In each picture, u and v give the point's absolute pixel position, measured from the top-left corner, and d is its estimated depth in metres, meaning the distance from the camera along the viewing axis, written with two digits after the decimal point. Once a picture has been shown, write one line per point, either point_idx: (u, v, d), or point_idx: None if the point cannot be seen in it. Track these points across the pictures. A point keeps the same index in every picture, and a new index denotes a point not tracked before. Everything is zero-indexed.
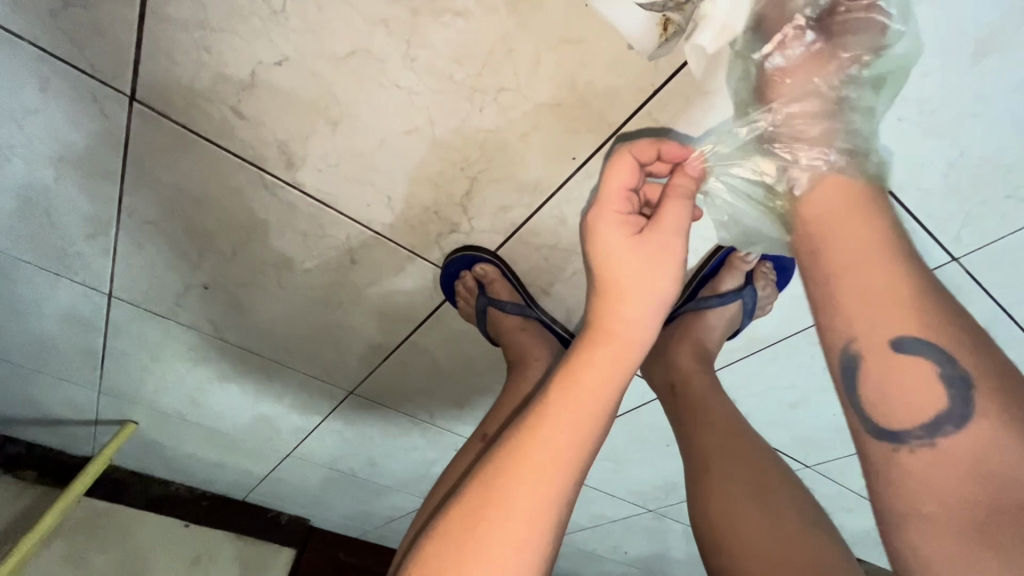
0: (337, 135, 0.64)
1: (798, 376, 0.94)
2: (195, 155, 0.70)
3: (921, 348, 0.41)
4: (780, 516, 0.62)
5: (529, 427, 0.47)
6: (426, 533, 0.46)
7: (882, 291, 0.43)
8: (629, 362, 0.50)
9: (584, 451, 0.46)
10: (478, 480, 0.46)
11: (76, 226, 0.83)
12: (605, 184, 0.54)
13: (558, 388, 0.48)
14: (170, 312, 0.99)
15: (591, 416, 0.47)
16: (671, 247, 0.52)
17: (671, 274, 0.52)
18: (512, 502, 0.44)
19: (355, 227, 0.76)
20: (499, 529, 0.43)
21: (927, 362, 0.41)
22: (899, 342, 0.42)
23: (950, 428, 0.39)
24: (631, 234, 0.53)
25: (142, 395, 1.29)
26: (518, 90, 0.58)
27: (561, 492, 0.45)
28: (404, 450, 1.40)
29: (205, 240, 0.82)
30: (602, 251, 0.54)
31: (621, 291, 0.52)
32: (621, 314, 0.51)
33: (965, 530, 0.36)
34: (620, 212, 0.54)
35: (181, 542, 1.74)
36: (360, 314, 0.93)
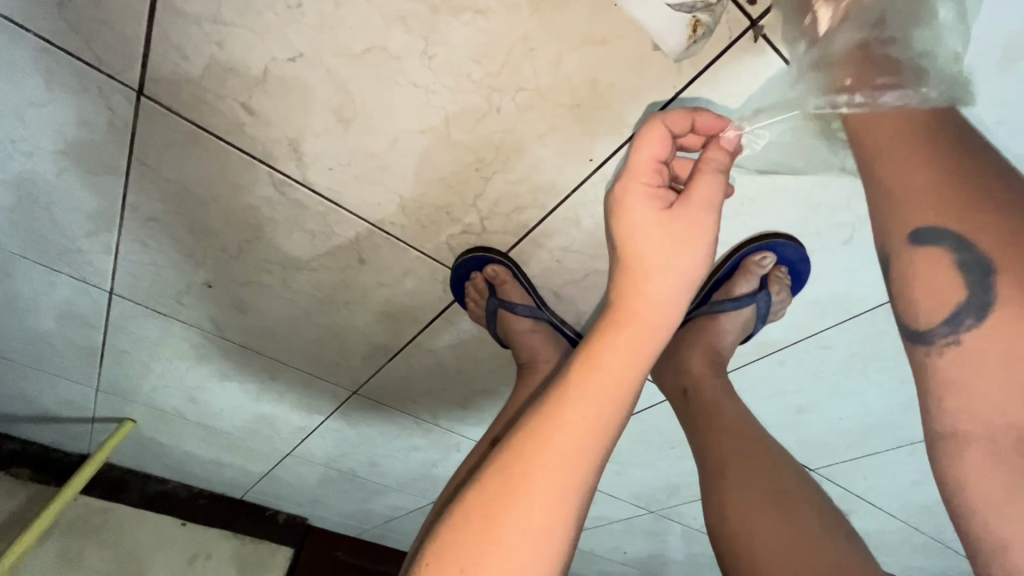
0: (349, 133, 0.63)
1: (807, 380, 0.94)
2: (203, 151, 0.68)
3: (938, 237, 0.40)
4: (798, 520, 0.61)
5: (549, 411, 0.46)
6: (442, 518, 0.46)
7: (902, 192, 0.42)
8: (652, 345, 0.49)
9: (606, 435, 0.45)
10: (496, 465, 0.45)
11: (78, 223, 0.81)
12: (634, 155, 0.51)
13: (578, 372, 0.47)
14: (172, 310, 0.98)
15: (613, 399, 0.46)
16: (700, 225, 0.50)
17: (699, 254, 0.50)
18: (530, 489, 0.43)
19: (365, 227, 0.75)
20: (517, 516, 0.42)
21: (943, 251, 0.39)
22: (917, 233, 0.41)
23: (971, 320, 0.38)
24: (660, 210, 0.51)
25: (141, 393, 1.27)
26: (537, 90, 0.57)
27: (581, 477, 0.44)
28: (406, 450, 1.39)
29: (210, 238, 0.81)
30: (629, 228, 0.52)
31: (644, 272, 0.50)
32: (644, 296, 0.50)
33: (1006, 429, 0.34)
34: (649, 186, 0.52)
35: (179, 541, 1.72)
36: (367, 314, 0.92)
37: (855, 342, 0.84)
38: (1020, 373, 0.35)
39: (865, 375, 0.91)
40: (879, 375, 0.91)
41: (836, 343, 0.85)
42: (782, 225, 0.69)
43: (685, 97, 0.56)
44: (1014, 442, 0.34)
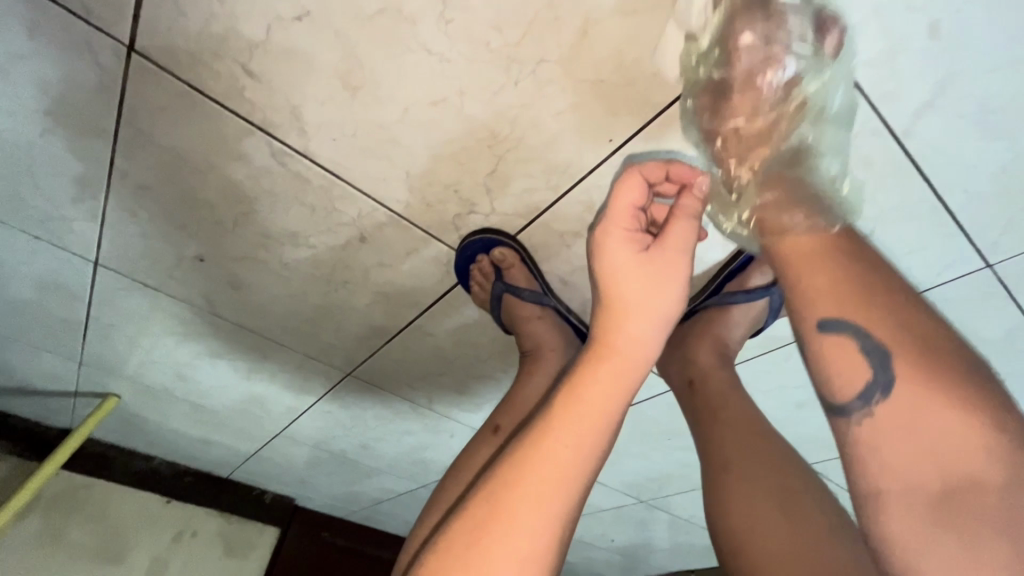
0: (356, 102, 0.60)
1: (810, 376, 0.93)
2: (198, 116, 0.64)
3: (841, 325, 0.41)
4: (802, 520, 0.59)
5: (533, 438, 0.44)
6: (421, 556, 0.43)
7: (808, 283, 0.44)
8: (635, 375, 0.47)
9: (588, 466, 0.44)
10: (480, 492, 0.43)
11: (62, 188, 0.76)
12: (613, 201, 0.52)
13: (562, 399, 0.45)
14: (161, 285, 0.94)
15: (597, 429, 0.44)
16: (677, 266, 0.50)
17: (676, 292, 0.49)
18: (509, 529, 0.41)
19: (368, 204, 0.72)
20: (496, 558, 0.40)
21: (847, 337, 0.41)
22: (823, 324, 0.42)
23: (879, 395, 0.39)
24: (636, 251, 0.51)
25: (125, 368, 1.23)
26: (559, 63, 0.53)
27: (565, 506, 0.42)
28: (397, 434, 1.37)
29: (203, 210, 0.77)
30: (607, 268, 0.51)
31: (625, 305, 0.49)
32: (625, 327, 0.48)
33: (917, 496, 0.36)
34: (626, 229, 0.52)
35: (163, 518, 1.70)
36: (365, 294, 0.89)
37: None
38: (923, 445, 0.37)
39: None
40: None
41: None
42: None
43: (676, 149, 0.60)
44: (930, 507, 0.35)
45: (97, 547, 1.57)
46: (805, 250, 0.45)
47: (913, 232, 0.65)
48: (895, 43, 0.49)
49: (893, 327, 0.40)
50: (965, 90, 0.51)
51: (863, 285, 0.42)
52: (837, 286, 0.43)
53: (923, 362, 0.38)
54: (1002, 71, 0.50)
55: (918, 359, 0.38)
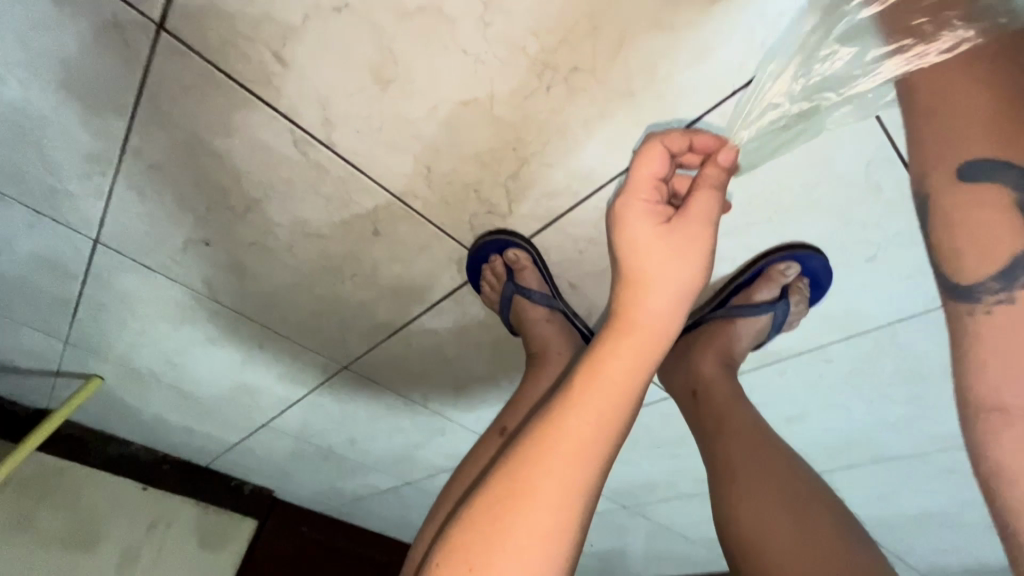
0: (386, 97, 0.60)
1: (803, 390, 0.95)
2: (222, 99, 0.63)
3: (997, 170, 0.34)
4: (815, 522, 0.61)
5: (553, 416, 0.44)
6: (448, 525, 0.43)
7: (943, 134, 0.37)
8: (654, 350, 0.46)
9: (608, 441, 0.43)
10: (501, 470, 0.43)
11: (70, 163, 0.75)
12: (634, 173, 0.52)
13: (582, 376, 0.45)
14: (162, 267, 0.92)
15: (616, 404, 0.44)
16: (699, 238, 0.49)
17: (699, 263, 0.49)
18: (534, 496, 0.41)
19: (386, 198, 0.72)
20: (522, 524, 0.40)
21: (1004, 190, 0.33)
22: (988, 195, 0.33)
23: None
24: (657, 223, 0.50)
25: (113, 349, 1.21)
26: (592, 72, 0.54)
27: (586, 481, 0.42)
28: (388, 430, 1.37)
29: (215, 193, 0.76)
30: (628, 241, 0.51)
31: (645, 280, 0.48)
32: (644, 302, 0.48)
33: None
34: (647, 201, 0.52)
35: (138, 506, 1.66)
36: (372, 288, 0.89)
37: (857, 358, 0.86)
38: None
39: (858, 392, 0.93)
40: (871, 392, 0.93)
41: (838, 356, 0.86)
42: (811, 236, 0.69)
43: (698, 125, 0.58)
44: None
45: (69, 535, 1.54)
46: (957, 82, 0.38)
47: (915, 257, 0.68)
48: None
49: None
50: None
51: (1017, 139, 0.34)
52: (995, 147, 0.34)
53: None
54: None
55: None
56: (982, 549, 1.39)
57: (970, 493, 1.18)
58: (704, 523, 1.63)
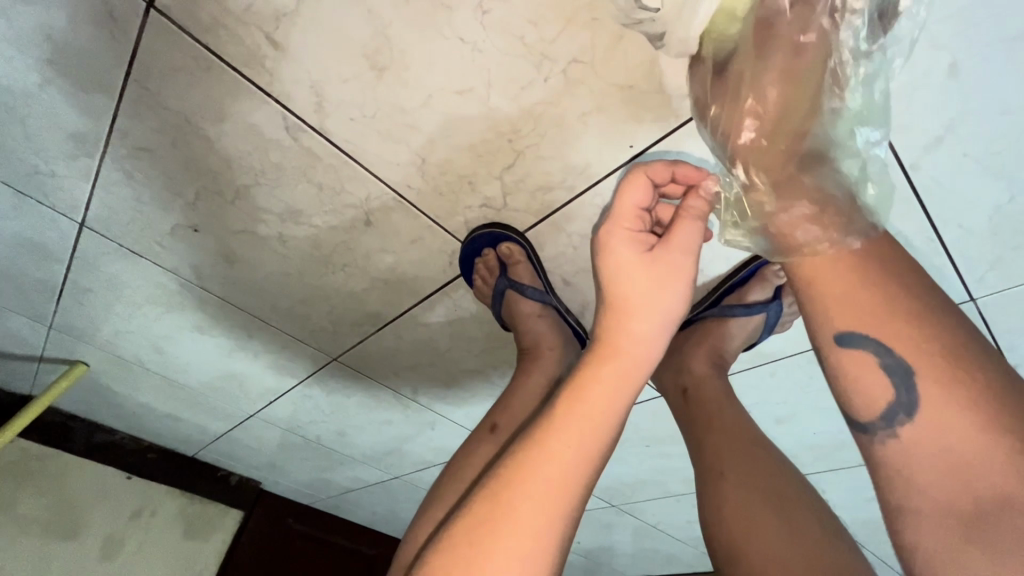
0: (381, 84, 0.59)
1: (793, 392, 0.96)
2: (213, 81, 0.62)
3: (861, 342, 0.45)
4: (800, 523, 0.61)
5: (537, 437, 0.44)
6: (429, 546, 0.43)
7: (825, 301, 0.47)
8: (637, 376, 0.47)
9: (590, 466, 0.43)
10: (484, 489, 0.43)
11: (56, 143, 0.73)
12: (618, 201, 0.53)
13: (565, 398, 0.45)
14: (150, 253, 0.91)
15: (599, 427, 0.44)
16: (681, 267, 0.50)
17: (678, 292, 0.50)
18: (515, 521, 0.40)
19: (379, 188, 0.71)
20: (502, 548, 0.39)
21: (869, 354, 0.45)
22: (841, 337, 0.46)
23: (903, 415, 0.43)
24: (642, 253, 0.51)
25: (99, 335, 1.19)
26: (591, 65, 0.54)
27: (569, 504, 0.42)
28: (377, 423, 1.36)
29: (204, 179, 0.75)
30: (613, 270, 0.51)
31: (628, 308, 0.49)
32: (628, 328, 0.48)
33: (947, 512, 0.40)
34: (631, 230, 0.52)
35: (123, 494, 1.64)
36: (363, 279, 0.88)
37: None
38: (954, 468, 0.40)
39: None
40: None
41: None
42: None
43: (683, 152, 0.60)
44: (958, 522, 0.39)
45: (50, 522, 1.51)
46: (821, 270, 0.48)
47: None
48: (913, 76, 0.51)
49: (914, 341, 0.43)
50: (978, 126, 0.53)
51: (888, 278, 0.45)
52: (863, 292, 0.46)
53: (943, 382, 0.41)
54: (1009, 114, 0.52)
55: (939, 377, 0.42)
56: None
57: None
58: (691, 523, 1.64)
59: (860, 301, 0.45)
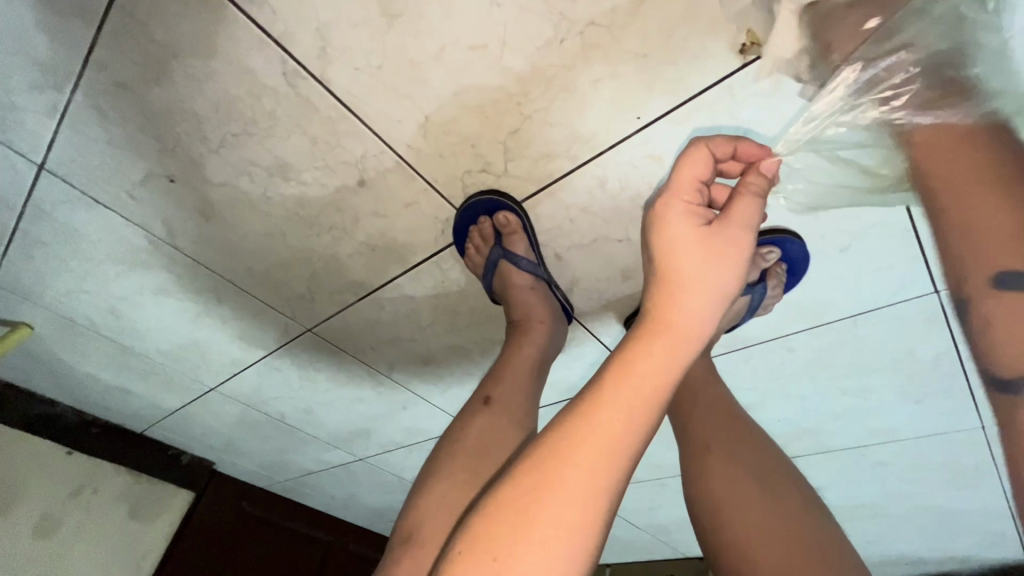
0: (391, 32, 0.57)
1: (765, 378, 0.99)
2: (208, 16, 0.58)
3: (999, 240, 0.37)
4: (781, 492, 0.65)
5: (584, 406, 0.42)
6: (470, 512, 0.41)
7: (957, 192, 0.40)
8: (688, 352, 0.45)
9: (638, 439, 0.41)
10: (529, 456, 0.41)
11: (22, 72, 0.67)
12: (676, 174, 0.51)
13: (617, 371, 0.43)
14: (117, 204, 0.85)
15: (648, 401, 0.42)
16: (738, 243, 0.48)
17: (734, 268, 0.48)
18: (562, 489, 0.38)
19: (378, 145, 0.69)
20: (549, 513, 0.37)
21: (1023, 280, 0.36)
22: (999, 279, 0.36)
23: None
24: (697, 227, 0.49)
25: (48, 294, 1.10)
26: (608, 28, 0.54)
27: (616, 477, 0.40)
28: (347, 401, 1.33)
29: (187, 123, 0.71)
30: (667, 243, 0.49)
31: (681, 282, 0.47)
32: (682, 304, 0.46)
33: None
34: (689, 204, 0.50)
35: (61, 470, 1.53)
36: (350, 244, 0.85)
37: (817, 348, 0.90)
38: None
39: (814, 382, 0.99)
40: (825, 384, 0.98)
41: (801, 345, 0.91)
42: (793, 221, 0.72)
43: (688, 110, 0.59)
44: None
45: None
46: (943, 145, 0.43)
47: (886, 250, 0.71)
48: None
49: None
50: None
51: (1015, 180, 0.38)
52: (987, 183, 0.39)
53: None
54: None
55: None
56: (900, 540, 1.51)
57: (899, 487, 1.27)
58: (650, 510, 1.69)
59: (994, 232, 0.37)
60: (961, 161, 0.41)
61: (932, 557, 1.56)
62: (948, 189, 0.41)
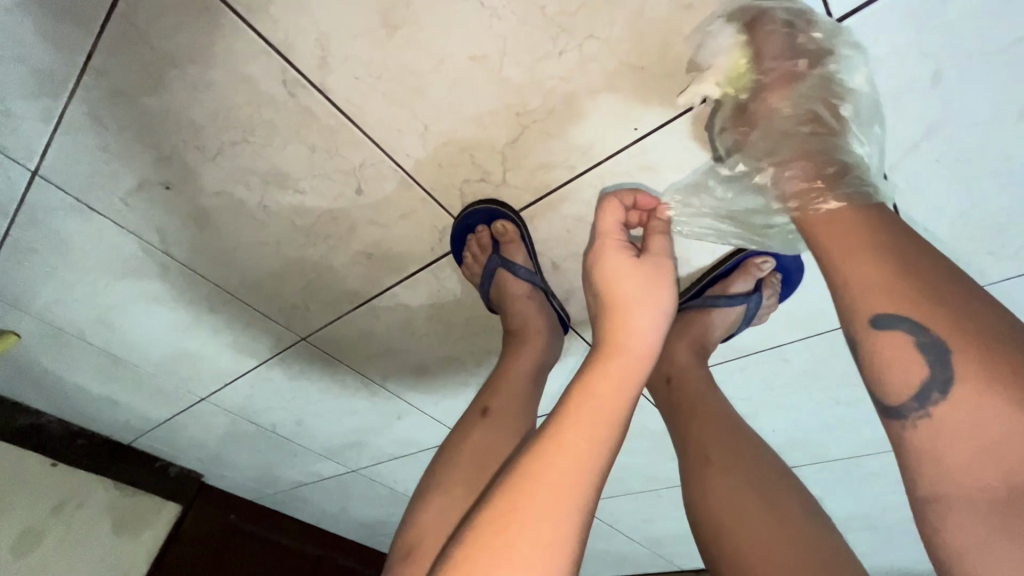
0: (392, 43, 0.57)
1: (760, 389, 1.00)
2: (207, 24, 0.58)
3: (896, 319, 0.40)
4: (781, 502, 0.65)
5: (550, 426, 0.43)
6: (450, 542, 0.40)
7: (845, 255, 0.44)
8: (641, 371, 0.47)
9: (603, 449, 0.42)
10: (503, 479, 0.41)
11: (16, 77, 0.67)
12: (600, 220, 0.58)
13: (575, 393, 0.45)
14: (111, 213, 0.85)
15: (608, 420, 0.43)
16: (662, 269, 0.54)
17: (665, 291, 0.52)
18: (535, 508, 0.38)
19: (376, 154, 0.69)
20: (524, 532, 0.37)
21: (902, 333, 0.40)
22: (876, 320, 0.41)
23: (936, 395, 0.37)
24: (630, 260, 0.54)
25: (36, 303, 1.09)
26: (605, 42, 0.55)
27: (586, 494, 0.40)
28: (340, 412, 1.31)
29: (185, 131, 0.70)
30: (606, 274, 0.54)
31: (625, 306, 0.50)
32: (631, 324, 0.49)
33: (985, 500, 0.33)
34: (616, 242, 0.56)
35: (44, 484, 1.49)
36: (345, 253, 0.85)
37: (811, 359, 0.91)
38: (986, 442, 0.34)
39: (808, 394, 0.99)
40: (819, 395, 0.99)
41: (795, 356, 0.91)
42: None
43: (682, 123, 0.60)
44: (994, 510, 0.32)
45: None
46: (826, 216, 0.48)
47: None
48: (901, 84, 0.55)
49: (912, 291, 0.40)
50: (949, 134, 0.58)
51: (877, 239, 0.44)
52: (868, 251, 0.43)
53: (984, 359, 0.36)
54: (978, 127, 0.57)
55: (975, 348, 0.36)
56: (893, 553, 1.52)
57: (892, 497, 1.27)
58: (644, 523, 1.67)
59: (877, 295, 0.41)
60: (841, 230, 0.46)
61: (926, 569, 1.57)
62: (831, 250, 0.46)
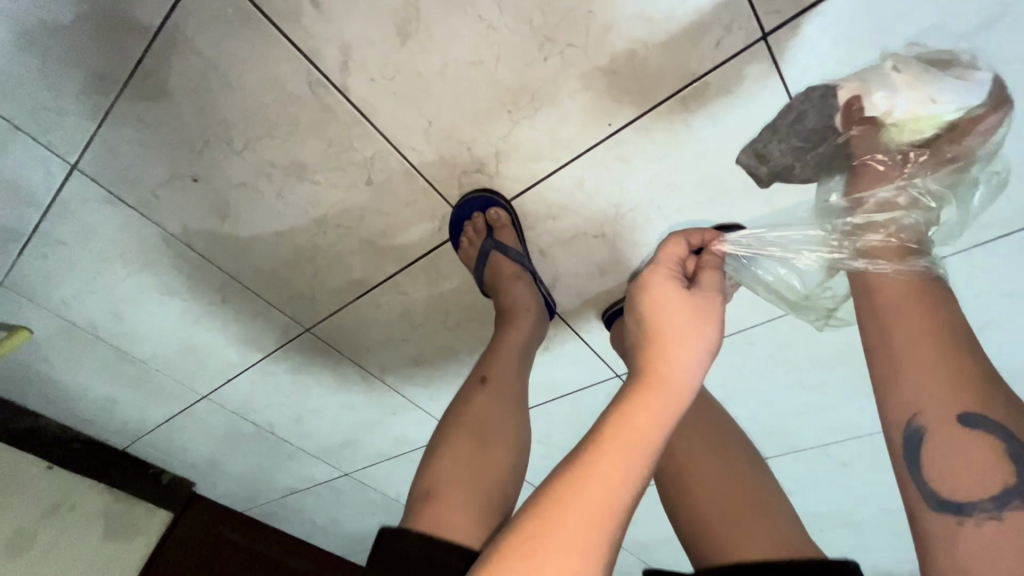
0: (404, 50, 0.68)
1: (730, 375, 1.09)
2: (248, 33, 0.69)
3: (984, 420, 0.41)
4: (732, 460, 0.74)
5: (584, 451, 0.43)
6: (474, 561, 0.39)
7: (931, 347, 0.45)
8: (679, 405, 0.47)
9: (642, 480, 0.41)
10: (532, 502, 0.41)
11: (72, 77, 0.76)
12: (660, 252, 0.58)
13: (611, 421, 0.44)
14: (140, 205, 0.93)
15: (643, 450, 0.43)
16: (711, 309, 0.54)
17: (710, 330, 0.52)
18: (564, 533, 0.38)
19: (386, 148, 0.79)
20: (552, 557, 0.37)
21: (988, 435, 0.40)
22: (964, 417, 0.41)
23: (1016, 502, 0.38)
24: (681, 294, 0.54)
25: (53, 296, 1.15)
26: (582, 50, 0.66)
27: (615, 523, 0.39)
28: (337, 409, 1.37)
29: (218, 127, 0.80)
30: (654, 306, 0.54)
31: (669, 340, 0.51)
32: (672, 359, 0.49)
33: None
34: (670, 275, 0.56)
35: (39, 486, 1.51)
36: (353, 243, 0.94)
37: (774, 342, 1.01)
38: None
39: (774, 378, 1.08)
40: (784, 380, 1.08)
41: (760, 339, 1.01)
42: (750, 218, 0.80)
43: (648, 117, 0.71)
44: None
45: None
46: (902, 295, 0.49)
47: None
48: None
49: (993, 396, 0.42)
50: None
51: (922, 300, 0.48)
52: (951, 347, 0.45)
53: None
54: None
55: None
56: (866, 549, 1.58)
57: (859, 487, 1.35)
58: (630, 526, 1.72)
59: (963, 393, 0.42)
60: (921, 318, 0.47)
61: (897, 565, 1.63)
62: (908, 333, 0.46)
